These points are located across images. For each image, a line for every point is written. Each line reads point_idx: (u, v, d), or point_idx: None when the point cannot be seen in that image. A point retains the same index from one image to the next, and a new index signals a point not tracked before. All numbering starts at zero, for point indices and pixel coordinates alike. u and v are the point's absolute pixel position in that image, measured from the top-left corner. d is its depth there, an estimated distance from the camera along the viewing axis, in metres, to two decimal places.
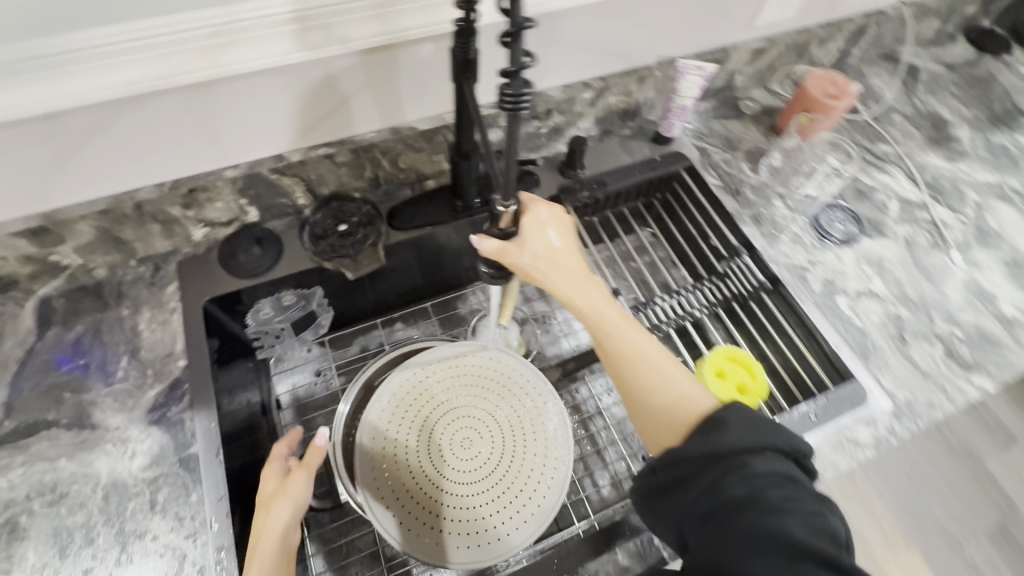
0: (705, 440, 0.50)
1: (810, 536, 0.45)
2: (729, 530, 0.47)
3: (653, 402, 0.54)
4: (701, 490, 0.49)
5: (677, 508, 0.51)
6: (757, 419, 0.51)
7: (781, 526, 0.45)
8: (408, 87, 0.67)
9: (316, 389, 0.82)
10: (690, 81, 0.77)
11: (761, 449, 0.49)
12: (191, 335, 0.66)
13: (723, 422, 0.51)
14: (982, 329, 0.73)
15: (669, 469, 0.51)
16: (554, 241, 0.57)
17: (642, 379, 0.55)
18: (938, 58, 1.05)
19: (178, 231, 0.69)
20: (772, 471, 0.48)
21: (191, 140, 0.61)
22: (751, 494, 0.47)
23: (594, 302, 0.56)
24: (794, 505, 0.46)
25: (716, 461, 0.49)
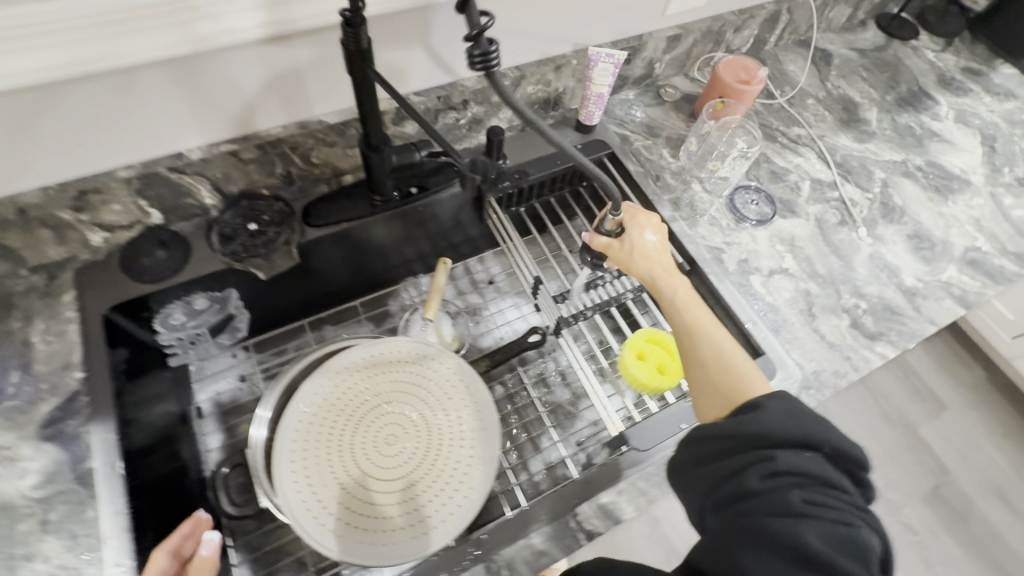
0: (738, 419, 0.53)
1: (827, 547, 0.44)
2: (741, 518, 0.48)
3: (709, 373, 0.60)
4: (726, 475, 0.51)
5: (700, 485, 0.53)
6: (803, 419, 0.52)
7: (798, 530, 0.45)
8: (315, 79, 0.66)
9: (242, 394, 0.81)
10: (602, 68, 0.77)
11: (797, 448, 0.50)
12: (91, 345, 0.63)
13: (761, 405, 0.54)
14: (886, 300, 0.77)
15: (703, 443, 0.54)
16: (654, 244, 0.69)
17: (698, 350, 0.62)
18: (850, 43, 1.09)
19: (73, 237, 0.65)
20: (802, 472, 0.48)
21: (92, 135, 0.58)
22: (772, 489, 0.48)
23: (677, 290, 0.66)
24: (814, 511, 0.46)
25: (748, 449, 0.51)
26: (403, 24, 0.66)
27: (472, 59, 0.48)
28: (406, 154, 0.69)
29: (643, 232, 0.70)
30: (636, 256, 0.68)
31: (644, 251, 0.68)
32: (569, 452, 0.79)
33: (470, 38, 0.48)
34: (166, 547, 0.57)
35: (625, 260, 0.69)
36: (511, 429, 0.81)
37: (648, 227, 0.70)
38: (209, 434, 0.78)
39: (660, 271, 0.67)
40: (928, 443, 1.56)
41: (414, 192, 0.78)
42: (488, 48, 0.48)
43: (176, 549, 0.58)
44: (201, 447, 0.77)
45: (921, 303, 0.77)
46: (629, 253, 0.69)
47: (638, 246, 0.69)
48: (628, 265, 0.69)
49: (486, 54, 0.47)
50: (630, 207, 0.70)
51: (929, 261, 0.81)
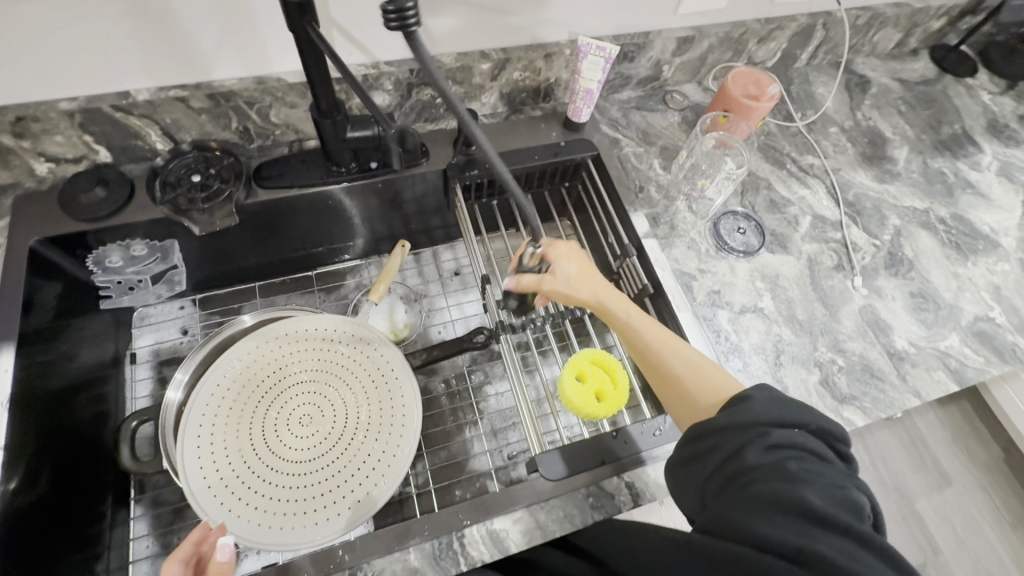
0: (726, 411, 0.50)
1: (828, 505, 0.42)
2: (744, 493, 0.44)
3: (688, 389, 0.56)
4: (720, 459, 0.48)
5: (700, 476, 0.49)
6: (787, 400, 0.50)
7: (799, 490, 0.42)
8: (268, 30, 0.61)
9: (181, 347, 0.78)
10: (591, 61, 0.70)
11: (787, 424, 0.48)
12: (11, 274, 0.63)
13: (749, 396, 0.50)
14: (867, 361, 0.69)
15: (697, 435, 0.51)
16: (584, 266, 0.62)
17: (668, 366, 0.57)
18: (895, 72, 0.98)
19: (16, 162, 0.65)
20: (795, 444, 0.46)
21: (27, 62, 0.56)
22: (772, 462, 0.45)
23: (625, 308, 0.60)
24: (813, 476, 0.44)
25: (741, 432, 0.48)
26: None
27: (386, 11, 0.42)
28: (361, 126, 0.67)
29: (565, 263, 0.61)
30: (569, 290, 0.61)
31: (578, 279, 0.61)
32: (498, 463, 0.74)
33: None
34: (178, 556, 0.50)
35: (562, 294, 0.61)
36: (443, 429, 0.76)
37: (570, 254, 0.62)
38: (138, 382, 0.76)
39: (600, 295, 0.61)
40: (921, 518, 1.42)
41: (374, 167, 0.73)
42: (405, 2, 0.42)
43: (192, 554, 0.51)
44: (128, 394, 0.75)
45: (907, 370, 0.69)
46: (565, 289, 0.61)
47: (566, 282, 0.61)
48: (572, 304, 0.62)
49: (402, 9, 0.42)
50: (544, 237, 0.62)
51: (928, 326, 0.72)
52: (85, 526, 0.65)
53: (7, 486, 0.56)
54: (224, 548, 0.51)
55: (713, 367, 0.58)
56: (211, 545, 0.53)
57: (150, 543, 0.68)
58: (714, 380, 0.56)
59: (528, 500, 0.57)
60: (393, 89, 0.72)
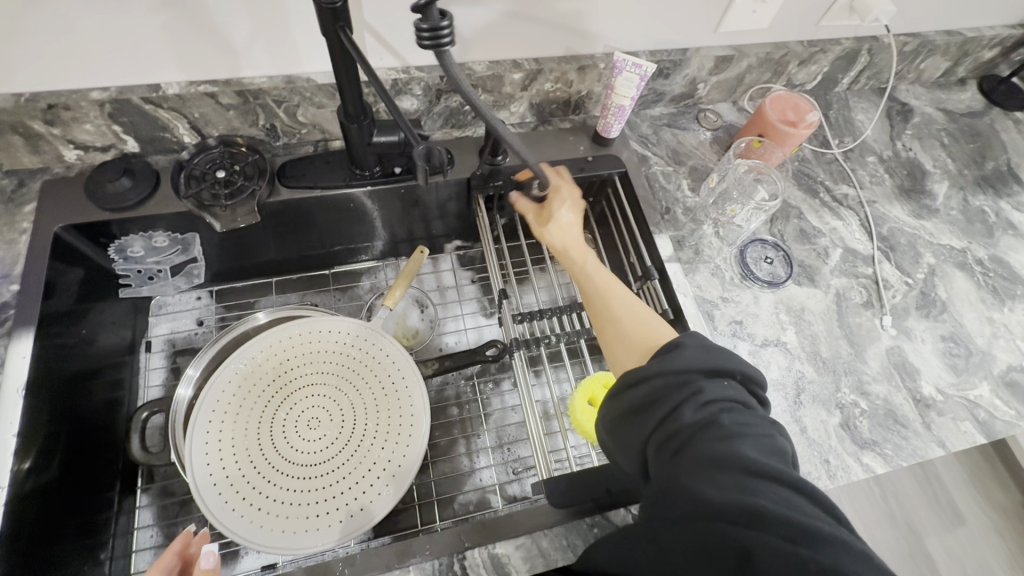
0: (657, 361, 0.50)
1: (761, 456, 0.43)
2: (681, 457, 0.44)
3: (621, 328, 0.57)
4: (657, 421, 0.47)
5: (638, 437, 0.48)
6: (716, 350, 0.50)
7: (734, 447, 0.43)
8: (302, 31, 0.61)
9: (195, 339, 0.78)
10: (626, 78, 0.68)
11: (715, 376, 0.48)
12: (33, 259, 0.63)
13: (679, 344, 0.51)
14: (891, 406, 0.66)
15: (633, 392, 0.49)
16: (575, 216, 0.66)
17: (611, 308, 0.59)
18: (940, 102, 0.95)
19: (46, 148, 0.65)
20: (723, 398, 0.47)
21: (60, 50, 0.56)
22: (706, 419, 0.45)
23: (588, 257, 0.64)
24: (745, 429, 0.44)
25: (670, 384, 0.48)
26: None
27: (419, 32, 0.43)
28: (389, 131, 0.66)
29: (562, 204, 0.67)
30: (551, 227, 0.66)
31: (568, 222, 0.66)
32: (503, 478, 0.73)
33: (420, 7, 0.43)
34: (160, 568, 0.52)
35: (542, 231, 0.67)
36: (450, 440, 0.75)
37: (569, 200, 0.67)
38: (152, 371, 0.76)
39: (572, 241, 0.65)
40: (931, 557, 1.37)
41: (399, 172, 0.73)
42: (438, 20, 0.43)
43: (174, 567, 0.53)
44: (141, 382, 0.75)
45: (933, 418, 0.66)
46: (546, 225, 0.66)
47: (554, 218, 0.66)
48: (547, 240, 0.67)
49: (435, 27, 0.43)
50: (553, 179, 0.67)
51: (958, 372, 0.70)
52: (93, 512, 0.65)
53: (20, 466, 0.57)
54: (208, 557, 0.51)
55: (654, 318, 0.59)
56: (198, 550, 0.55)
57: (154, 533, 0.69)
58: (648, 325, 0.57)
59: (531, 526, 0.57)
60: (422, 95, 0.71)
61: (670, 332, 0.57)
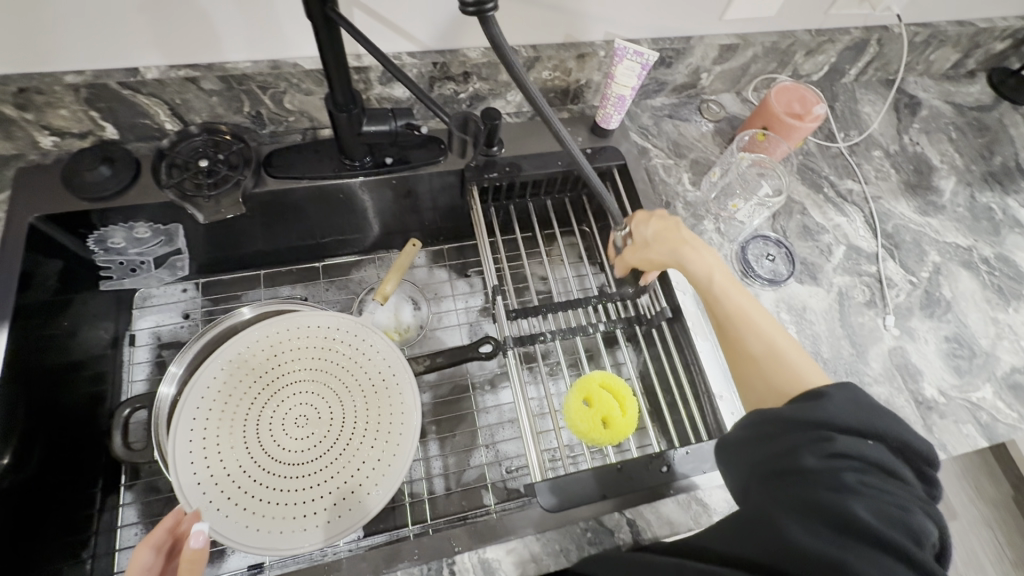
0: (798, 407, 0.46)
1: (879, 523, 0.39)
2: (788, 493, 0.42)
3: (766, 372, 0.52)
4: (774, 453, 0.44)
5: (748, 465, 0.46)
6: (867, 405, 0.45)
7: (850, 505, 0.39)
8: (287, 12, 0.58)
9: (181, 333, 0.75)
10: (627, 67, 0.65)
11: (861, 435, 0.43)
12: (8, 249, 0.61)
13: (825, 395, 0.46)
14: (893, 408, 0.65)
15: (754, 424, 0.47)
16: (664, 226, 0.62)
17: (746, 343, 0.54)
18: (948, 95, 0.92)
19: (21, 134, 0.63)
20: (861, 455, 0.42)
21: (29, 29, 0.53)
22: (830, 470, 0.41)
23: (711, 275, 0.58)
24: (872, 493, 0.40)
25: (804, 430, 0.44)
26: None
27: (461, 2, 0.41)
28: (378, 120, 0.63)
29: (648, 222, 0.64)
30: (651, 245, 0.63)
31: (659, 240, 0.62)
32: (496, 477, 0.71)
33: None
34: (150, 543, 0.49)
35: (644, 258, 0.63)
36: (442, 437, 0.74)
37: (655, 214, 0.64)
38: (136, 365, 0.73)
39: (683, 253, 0.60)
40: None
41: (390, 163, 0.70)
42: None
43: (161, 546, 0.50)
44: (124, 376, 0.73)
45: (934, 421, 0.65)
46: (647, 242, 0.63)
47: (649, 233, 0.63)
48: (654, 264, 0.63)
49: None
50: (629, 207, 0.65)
51: (961, 374, 0.68)
52: (74, 509, 0.64)
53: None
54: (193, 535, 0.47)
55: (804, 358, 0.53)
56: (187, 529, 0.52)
57: (139, 531, 0.67)
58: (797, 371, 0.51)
59: (521, 531, 0.55)
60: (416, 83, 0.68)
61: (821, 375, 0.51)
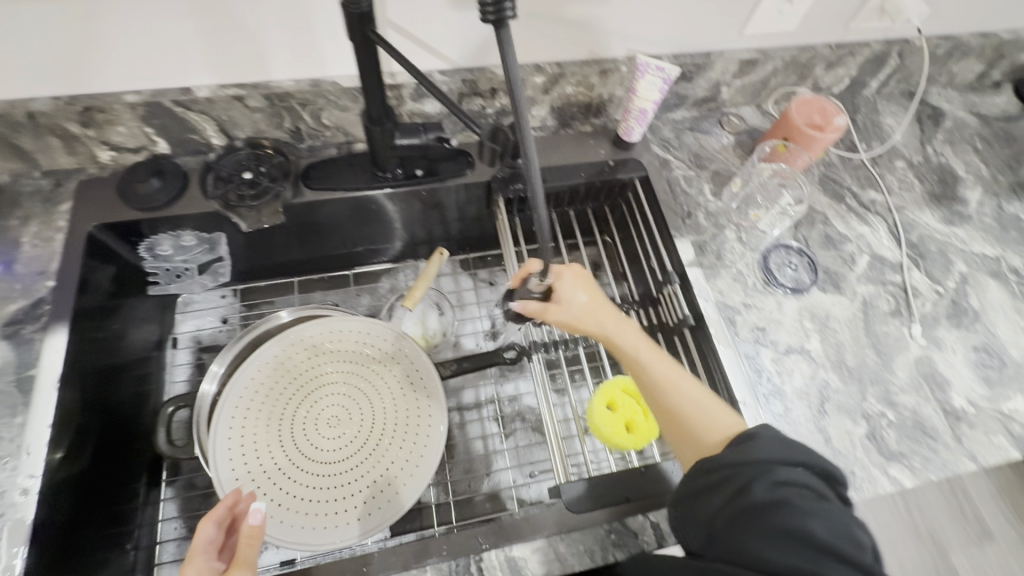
0: (736, 449, 0.49)
1: (835, 538, 0.42)
2: (749, 529, 0.43)
3: (688, 431, 0.54)
4: (727, 495, 0.46)
5: (701, 512, 0.47)
6: (792, 440, 0.49)
7: (808, 525, 0.42)
8: (327, 36, 0.62)
9: (220, 337, 0.79)
10: (649, 81, 0.68)
11: (795, 464, 0.47)
12: (69, 256, 0.65)
13: (756, 435, 0.49)
14: (920, 417, 0.65)
15: (699, 476, 0.49)
16: (589, 292, 0.62)
17: (671, 404, 0.56)
18: (973, 106, 0.92)
19: (81, 149, 0.67)
20: (802, 482, 0.45)
21: (94, 53, 0.58)
22: (781, 497, 0.44)
23: (632, 341, 0.59)
24: (821, 511, 0.43)
25: (747, 467, 0.47)
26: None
27: (484, 7, 0.44)
28: (412, 134, 0.65)
29: (572, 289, 0.61)
30: (575, 314, 0.61)
31: (583, 306, 0.61)
32: (519, 480, 0.72)
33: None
34: (212, 518, 0.51)
35: (567, 322, 0.61)
36: (466, 441, 0.75)
37: (577, 283, 0.62)
38: (178, 367, 0.77)
39: (605, 324, 0.60)
40: None
41: (420, 174, 0.73)
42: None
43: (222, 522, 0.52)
44: (167, 377, 0.77)
45: (963, 431, 0.64)
46: (569, 314, 0.61)
47: (572, 304, 0.61)
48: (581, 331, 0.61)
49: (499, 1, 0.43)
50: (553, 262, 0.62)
51: (991, 385, 0.68)
52: (121, 502, 0.67)
53: (57, 455, 0.58)
54: (256, 513, 0.50)
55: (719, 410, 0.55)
56: (243, 509, 0.55)
57: (179, 525, 0.70)
58: (714, 426, 0.54)
59: (548, 531, 0.56)
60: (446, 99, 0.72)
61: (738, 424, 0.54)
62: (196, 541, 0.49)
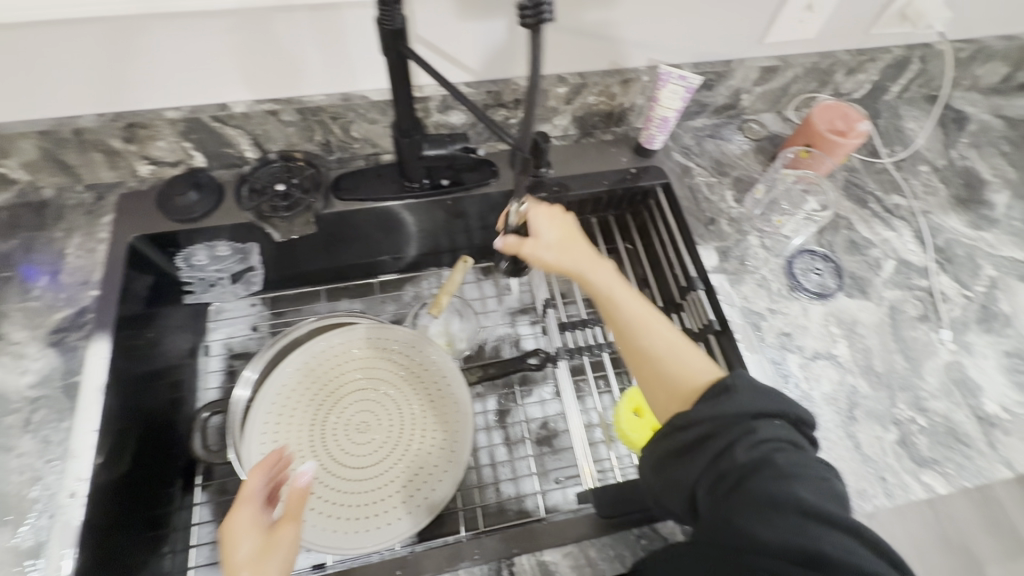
0: (711, 405, 0.47)
1: (820, 499, 0.41)
2: (735, 495, 0.43)
3: (659, 373, 0.52)
4: (708, 459, 0.45)
5: (687, 474, 0.46)
6: (766, 390, 0.48)
7: (793, 488, 0.41)
8: (359, 52, 0.64)
9: (250, 344, 0.81)
10: (671, 90, 0.69)
11: (770, 416, 0.46)
12: (112, 266, 0.68)
13: (730, 388, 0.47)
14: (952, 423, 0.64)
15: (676, 434, 0.48)
16: (566, 232, 0.61)
17: (644, 345, 0.53)
18: (998, 109, 0.91)
19: (122, 163, 0.70)
20: (778, 437, 0.45)
21: (138, 72, 0.61)
22: (762, 458, 0.43)
23: (607, 281, 0.57)
24: (800, 470, 0.43)
25: (726, 426, 0.46)
26: (451, 13, 0.63)
27: (521, 9, 0.45)
28: (439, 146, 0.67)
29: (547, 226, 0.61)
30: (550, 251, 0.59)
31: (558, 245, 0.60)
32: (544, 487, 0.72)
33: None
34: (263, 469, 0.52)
35: (541, 261, 0.60)
36: (491, 447, 0.75)
37: (553, 221, 0.62)
38: (210, 373, 0.79)
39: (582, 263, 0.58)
40: None
41: (446, 184, 0.75)
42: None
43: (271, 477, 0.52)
44: (200, 384, 0.79)
45: (998, 437, 0.63)
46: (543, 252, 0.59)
47: (548, 242, 0.60)
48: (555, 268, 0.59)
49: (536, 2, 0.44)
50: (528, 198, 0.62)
51: None
52: (158, 506, 0.68)
53: (102, 459, 0.60)
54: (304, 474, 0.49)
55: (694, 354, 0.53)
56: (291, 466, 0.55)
57: (212, 529, 0.72)
58: (686, 370, 0.51)
59: (578, 536, 0.57)
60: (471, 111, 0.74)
61: (714, 370, 0.52)
62: (246, 492, 0.50)
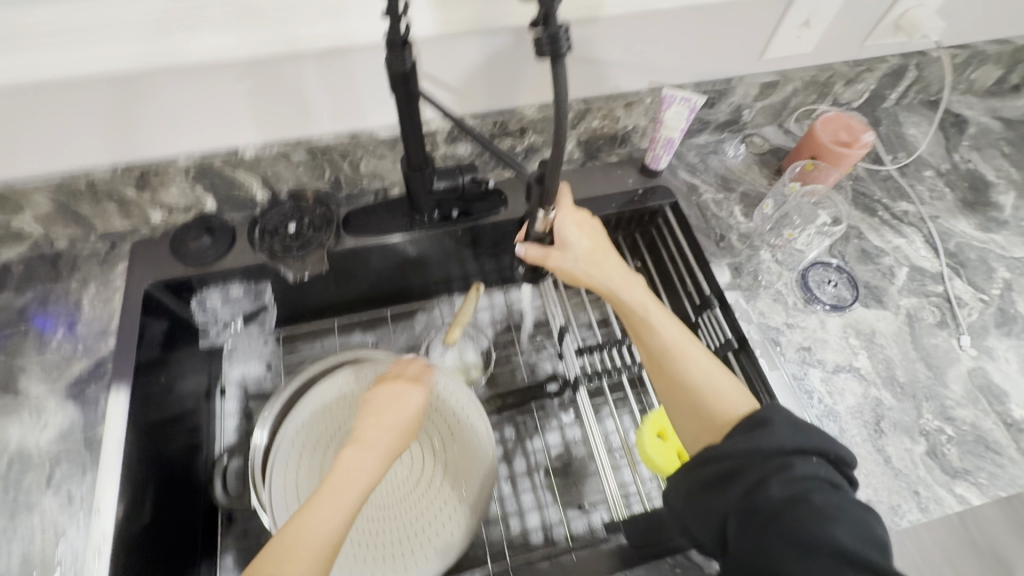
0: (748, 438, 0.47)
1: (859, 542, 0.40)
2: (768, 533, 0.42)
3: (689, 395, 0.53)
4: (741, 492, 0.45)
5: (718, 505, 0.46)
6: (804, 426, 0.47)
7: (830, 530, 0.40)
8: (367, 91, 0.65)
9: (265, 383, 0.81)
10: (676, 111, 0.69)
11: (808, 454, 0.45)
12: (127, 315, 0.68)
13: (767, 422, 0.47)
14: (980, 431, 0.63)
15: (709, 465, 0.48)
16: (596, 242, 0.60)
17: (676, 367, 0.54)
18: (996, 110, 0.92)
19: (135, 211, 0.70)
20: (816, 476, 0.44)
21: (150, 123, 0.62)
22: (797, 496, 0.42)
23: (639, 299, 0.57)
24: (839, 510, 0.42)
25: (762, 462, 0.45)
26: (456, 49, 0.64)
27: (537, 43, 0.43)
28: (447, 177, 0.68)
29: (577, 233, 0.59)
30: (579, 263, 0.59)
31: (587, 257, 0.59)
32: (569, 514, 0.72)
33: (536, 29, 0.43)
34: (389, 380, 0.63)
35: (567, 272, 0.59)
36: (513, 476, 0.75)
37: (582, 229, 0.60)
38: (227, 416, 0.79)
39: (613, 279, 0.58)
40: None
41: (456, 215, 0.75)
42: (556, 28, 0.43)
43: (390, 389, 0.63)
44: (217, 427, 0.78)
45: None
46: (570, 267, 0.59)
47: (578, 252, 0.59)
48: (584, 281, 0.59)
49: (553, 35, 0.42)
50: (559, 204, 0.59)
51: None
52: (181, 556, 0.67)
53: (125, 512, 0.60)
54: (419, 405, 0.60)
55: (727, 379, 0.54)
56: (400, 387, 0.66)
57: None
58: (720, 397, 0.52)
59: (610, 569, 0.56)
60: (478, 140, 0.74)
61: (748, 398, 0.52)
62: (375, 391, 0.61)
